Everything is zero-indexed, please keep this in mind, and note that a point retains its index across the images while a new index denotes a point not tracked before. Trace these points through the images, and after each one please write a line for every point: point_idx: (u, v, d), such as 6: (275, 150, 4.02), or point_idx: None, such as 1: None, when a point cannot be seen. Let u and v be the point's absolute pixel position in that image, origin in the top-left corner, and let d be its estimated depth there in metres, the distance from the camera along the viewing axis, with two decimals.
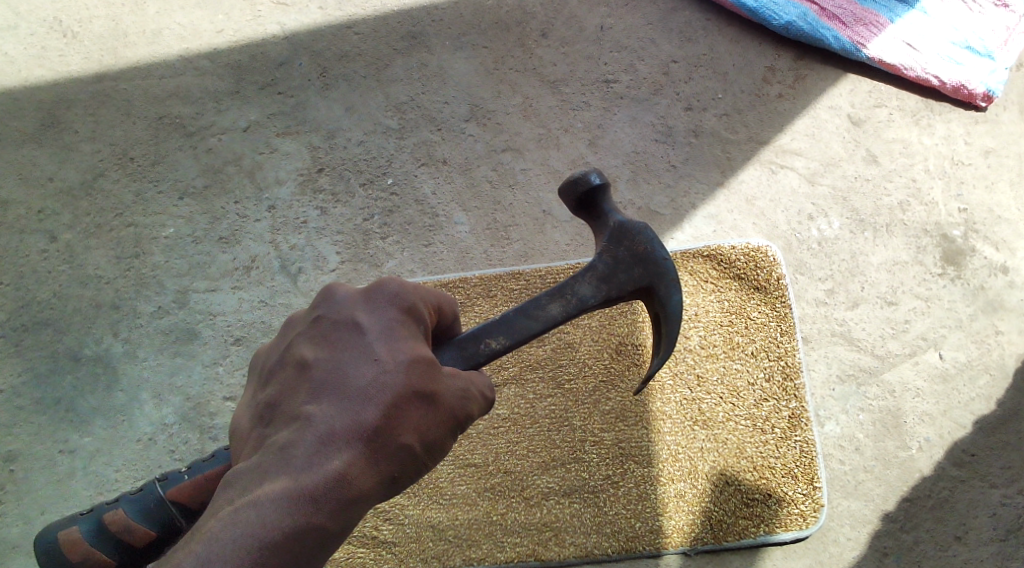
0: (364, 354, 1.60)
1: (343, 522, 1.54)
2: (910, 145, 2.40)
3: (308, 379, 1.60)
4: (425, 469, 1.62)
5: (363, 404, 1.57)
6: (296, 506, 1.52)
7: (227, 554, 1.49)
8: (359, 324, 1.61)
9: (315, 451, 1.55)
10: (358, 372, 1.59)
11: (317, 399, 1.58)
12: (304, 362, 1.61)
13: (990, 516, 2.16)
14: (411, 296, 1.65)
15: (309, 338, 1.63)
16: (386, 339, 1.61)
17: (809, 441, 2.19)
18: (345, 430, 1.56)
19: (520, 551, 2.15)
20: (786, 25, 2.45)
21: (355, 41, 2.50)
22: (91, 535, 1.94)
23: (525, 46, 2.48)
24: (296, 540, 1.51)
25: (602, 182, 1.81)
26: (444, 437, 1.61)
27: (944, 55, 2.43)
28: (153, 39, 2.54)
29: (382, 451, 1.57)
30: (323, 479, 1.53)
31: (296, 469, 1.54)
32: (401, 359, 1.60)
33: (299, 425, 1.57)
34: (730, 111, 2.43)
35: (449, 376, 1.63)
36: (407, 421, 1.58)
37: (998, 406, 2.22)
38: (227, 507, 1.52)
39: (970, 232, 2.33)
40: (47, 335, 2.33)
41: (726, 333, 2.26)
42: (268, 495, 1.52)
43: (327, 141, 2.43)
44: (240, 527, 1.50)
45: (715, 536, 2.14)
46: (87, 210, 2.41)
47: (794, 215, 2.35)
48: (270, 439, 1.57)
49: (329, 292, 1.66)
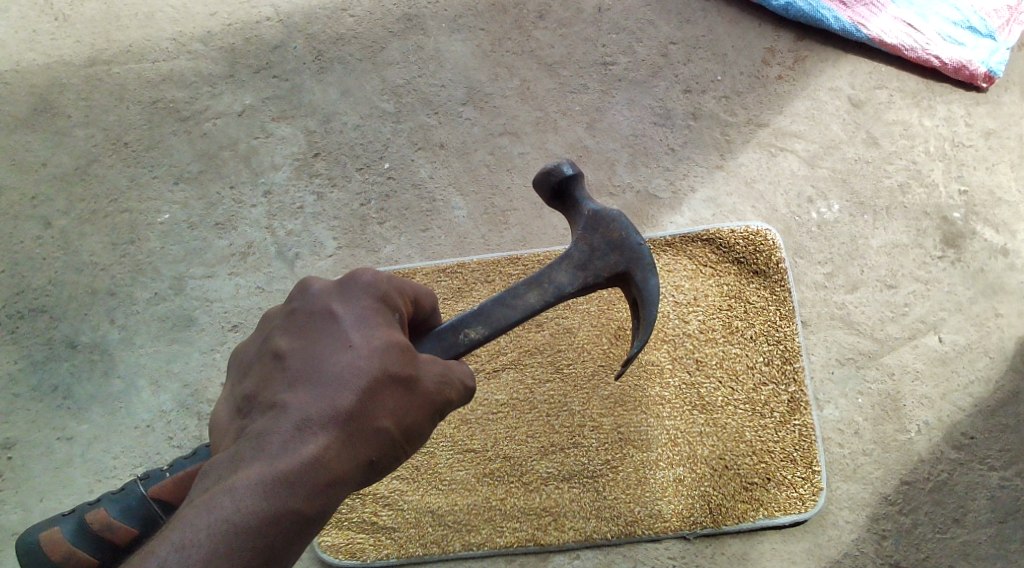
0: (339, 342, 1.59)
1: (323, 507, 1.54)
2: (911, 127, 2.38)
3: (285, 368, 1.59)
4: (403, 455, 1.61)
5: (337, 391, 1.56)
6: (276, 493, 1.51)
7: (203, 543, 1.48)
8: (336, 314, 1.60)
9: (291, 438, 1.54)
10: (334, 360, 1.58)
11: (294, 388, 1.57)
12: (280, 353, 1.60)
13: (988, 498, 2.16)
14: (385, 284, 1.64)
15: (286, 330, 1.62)
16: (360, 327, 1.60)
17: (808, 425, 2.18)
18: (321, 417, 1.55)
19: (520, 536, 2.16)
20: (786, 6, 2.43)
21: (351, 23, 2.47)
22: (72, 534, 1.94)
23: (522, 28, 2.45)
24: (278, 525, 1.51)
25: (574, 172, 1.79)
26: (423, 422, 1.61)
27: (944, 36, 2.41)
28: (146, 22, 2.50)
29: (359, 437, 1.56)
30: (300, 466, 1.52)
31: (271, 456, 1.53)
32: (378, 345, 1.59)
33: (276, 415, 1.56)
34: (730, 93, 2.41)
35: (424, 361, 1.62)
36: (385, 407, 1.57)
37: (997, 389, 2.22)
38: (207, 492, 1.51)
39: (970, 214, 2.32)
40: (42, 321, 2.31)
41: (725, 317, 2.25)
42: (243, 483, 1.51)
43: (323, 125, 2.41)
44: (217, 515, 1.49)
45: (714, 520, 2.14)
46: (82, 196, 2.39)
47: (793, 198, 2.34)
48: (248, 429, 1.56)
49: (305, 286, 1.65)
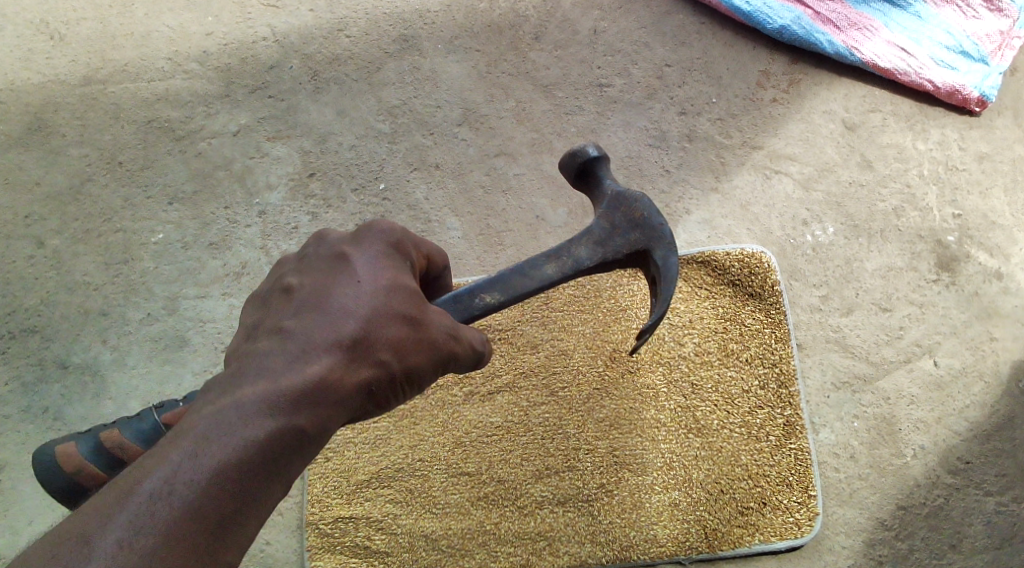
0: (350, 278, 1.60)
1: (321, 426, 1.56)
2: (905, 150, 2.39)
3: (291, 299, 1.61)
4: (403, 393, 1.63)
5: (344, 323, 1.58)
6: (272, 411, 1.53)
7: (174, 499, 1.48)
8: (349, 254, 1.62)
9: (293, 360, 1.56)
10: (340, 294, 1.59)
11: (300, 315, 1.59)
12: (287, 286, 1.62)
13: (984, 523, 2.16)
14: (397, 232, 1.66)
15: (297, 268, 1.64)
16: (372, 267, 1.62)
17: (804, 449, 2.18)
18: (326, 342, 1.57)
19: (514, 561, 2.14)
20: (780, 29, 2.44)
21: (347, 44, 2.47)
22: (86, 451, 1.87)
23: (518, 49, 2.46)
24: (262, 464, 1.52)
25: (599, 153, 1.83)
26: (425, 365, 1.63)
27: (937, 60, 2.42)
28: (141, 42, 2.49)
29: (360, 368, 1.58)
30: (300, 382, 1.55)
31: (274, 374, 1.55)
32: (386, 286, 1.61)
33: (279, 338, 1.58)
34: (725, 115, 2.41)
35: (430, 309, 1.64)
36: (387, 344, 1.59)
37: (992, 413, 2.22)
38: (181, 440, 1.51)
39: (964, 238, 2.32)
40: (34, 341, 2.30)
41: (721, 339, 2.24)
42: (231, 412, 1.52)
43: (318, 145, 2.41)
44: (190, 467, 1.49)
45: (710, 545, 2.14)
46: (75, 215, 2.38)
47: (789, 221, 2.34)
48: (252, 347, 1.58)
49: (320, 234, 1.67)
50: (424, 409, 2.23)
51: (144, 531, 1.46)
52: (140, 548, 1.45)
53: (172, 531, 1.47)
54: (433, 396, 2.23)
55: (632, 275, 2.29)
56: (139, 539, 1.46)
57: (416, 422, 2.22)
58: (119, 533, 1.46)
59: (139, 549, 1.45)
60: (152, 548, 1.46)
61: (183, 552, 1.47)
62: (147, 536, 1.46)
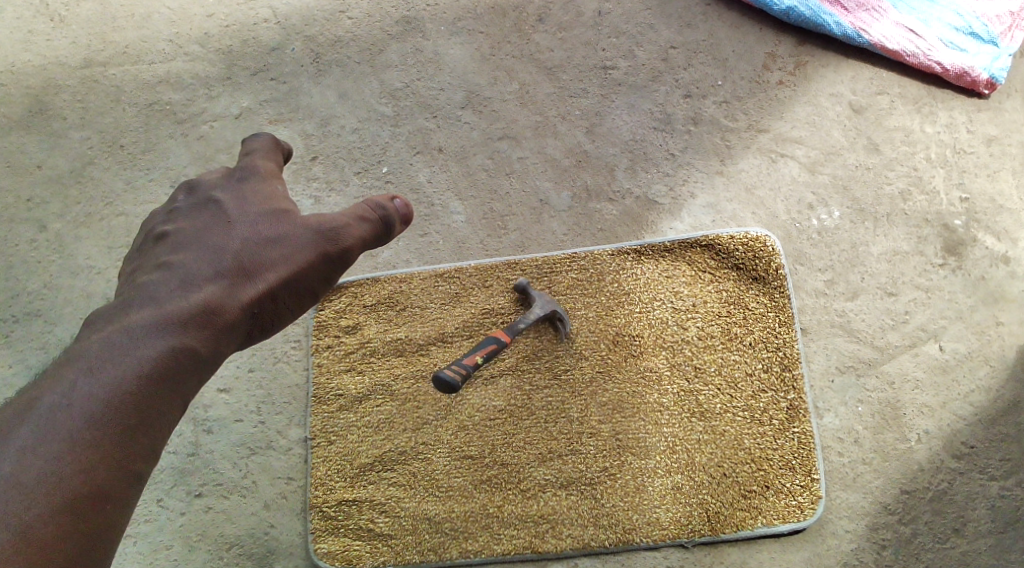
0: (219, 218, 1.68)
1: (213, 347, 1.61)
2: (912, 133, 2.36)
3: (166, 241, 1.67)
4: (287, 310, 1.70)
5: (222, 255, 1.65)
6: (164, 329, 1.57)
7: (61, 427, 1.48)
8: (212, 198, 1.70)
9: (177, 291, 1.61)
10: (215, 231, 1.67)
11: (178, 250, 1.65)
12: (163, 232, 1.68)
13: (988, 508, 2.15)
14: (262, 167, 1.74)
15: (167, 217, 1.70)
16: (236, 205, 1.69)
17: (807, 433, 2.18)
18: (205, 272, 1.63)
19: (517, 544, 2.14)
20: (787, 11, 2.41)
21: (349, 26, 2.46)
22: None
23: (522, 31, 2.44)
24: (157, 378, 1.55)
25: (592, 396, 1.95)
26: (312, 274, 1.69)
27: (946, 42, 2.39)
28: (142, 24, 2.48)
29: (243, 292, 1.65)
30: (188, 307, 1.60)
31: (159, 303, 1.59)
32: (257, 215, 1.69)
33: (162, 271, 1.63)
34: (730, 98, 2.39)
35: (305, 221, 1.70)
36: (268, 263, 1.66)
37: (997, 398, 2.21)
38: (68, 370, 1.52)
39: (971, 222, 2.30)
40: (37, 326, 2.29)
41: (724, 324, 2.24)
42: (121, 338, 1.55)
43: (320, 128, 2.39)
44: (79, 398, 1.50)
45: (712, 528, 2.14)
46: (77, 199, 2.37)
47: (794, 205, 2.32)
48: (135, 283, 1.62)
49: (188, 184, 1.74)
50: (427, 393, 2.22)
51: (36, 453, 1.46)
52: (32, 481, 1.45)
53: (63, 456, 1.47)
54: None
55: (636, 258, 2.28)
56: (32, 456, 1.46)
57: (419, 405, 2.22)
58: (9, 468, 1.45)
59: (31, 475, 1.45)
60: (43, 475, 1.45)
61: (78, 473, 1.47)
62: (38, 462, 1.46)
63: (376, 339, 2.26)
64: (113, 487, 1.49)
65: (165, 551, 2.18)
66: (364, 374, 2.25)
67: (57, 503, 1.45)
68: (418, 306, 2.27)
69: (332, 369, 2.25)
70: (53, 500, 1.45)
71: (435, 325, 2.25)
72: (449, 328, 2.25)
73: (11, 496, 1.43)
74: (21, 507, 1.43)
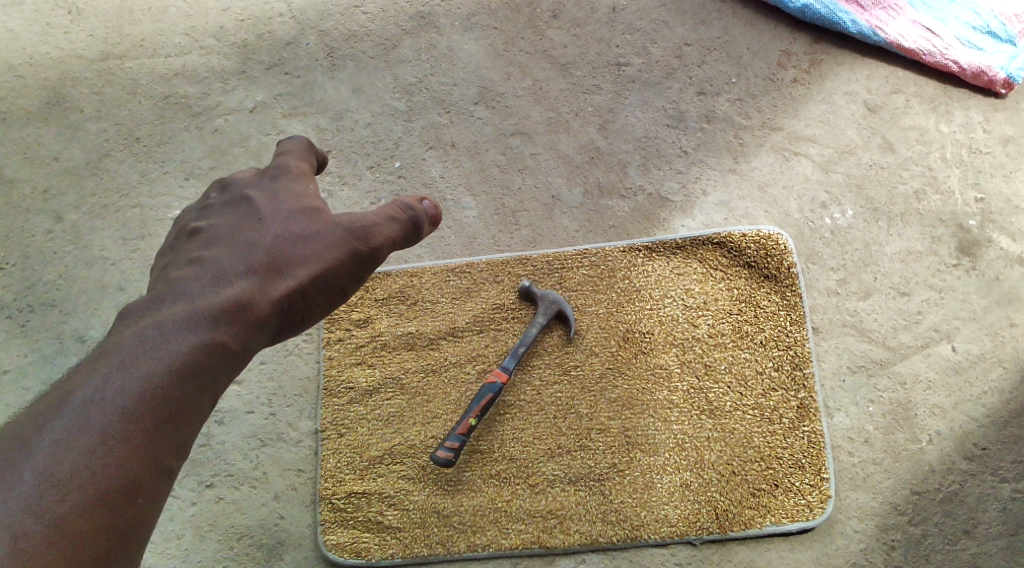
0: (251, 215, 1.70)
1: (242, 343, 1.63)
2: (927, 132, 2.35)
3: (199, 237, 1.69)
4: (319, 307, 1.71)
5: (253, 250, 1.67)
6: (195, 326, 1.60)
7: (94, 422, 1.51)
8: (245, 196, 1.73)
9: (208, 286, 1.64)
10: (247, 227, 1.69)
11: (211, 247, 1.68)
12: (196, 229, 1.71)
13: (999, 510, 2.14)
14: (294, 167, 1.77)
15: (200, 214, 1.74)
16: (269, 202, 1.72)
17: (817, 432, 2.18)
18: (236, 268, 1.66)
19: (525, 538, 2.15)
20: (803, 8, 2.40)
21: (363, 20, 2.46)
22: None
23: (536, 27, 2.44)
24: (189, 374, 1.58)
25: None
26: (342, 272, 1.70)
27: (963, 41, 2.38)
28: (158, 17, 2.50)
29: (275, 287, 1.66)
30: (218, 302, 1.62)
31: (191, 299, 1.62)
32: (288, 213, 1.71)
33: (194, 267, 1.66)
34: (744, 95, 2.38)
35: (336, 220, 1.72)
36: (299, 260, 1.68)
37: (1010, 399, 2.19)
38: (101, 364, 1.55)
39: (986, 222, 2.29)
40: (52, 316, 2.32)
41: (734, 321, 2.24)
42: (154, 333, 1.58)
43: (334, 122, 2.40)
44: (112, 393, 1.53)
45: (721, 526, 2.13)
46: (93, 190, 2.39)
47: (807, 203, 2.32)
48: (167, 278, 1.65)
49: (222, 182, 1.77)
50: (437, 387, 2.23)
51: (70, 448, 1.50)
52: (66, 475, 1.48)
53: (96, 451, 1.50)
54: (446, 374, 2.24)
55: (647, 255, 2.28)
56: (66, 450, 1.49)
57: (429, 399, 2.23)
58: (43, 462, 1.48)
59: (64, 468, 1.49)
60: (76, 470, 1.49)
61: (109, 468, 1.50)
62: (71, 457, 1.49)
63: (386, 333, 2.27)
64: (144, 482, 1.52)
65: (176, 540, 2.19)
66: (375, 367, 2.26)
67: (90, 497, 1.48)
68: (428, 301, 2.28)
69: (343, 362, 2.26)
70: (86, 495, 1.48)
71: (446, 320, 2.27)
72: (460, 323, 2.26)
73: (44, 490, 1.47)
74: (54, 500, 1.47)
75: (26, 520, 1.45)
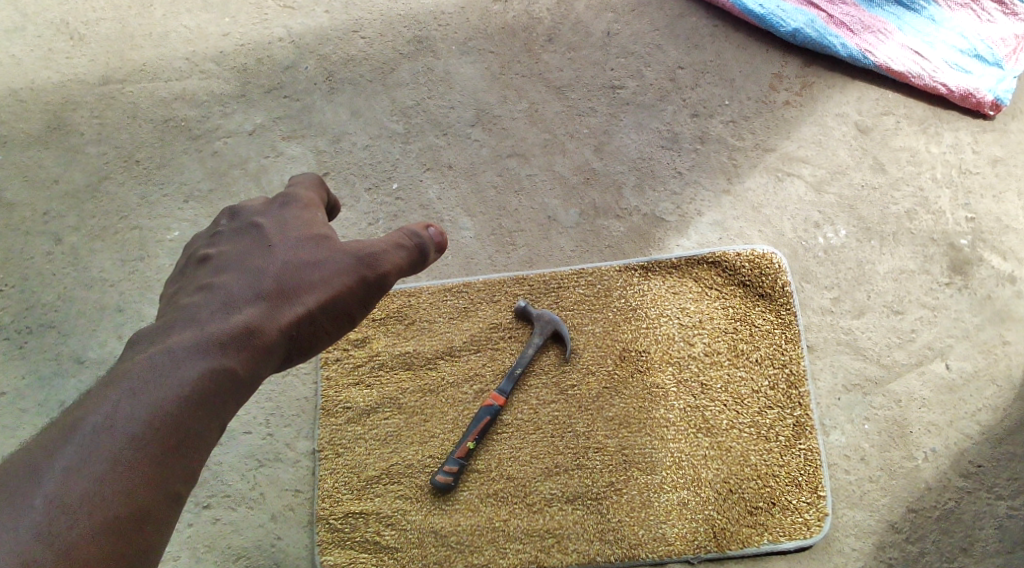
0: (260, 243, 1.73)
1: (252, 367, 1.64)
2: (918, 153, 2.38)
3: (208, 264, 1.71)
4: (326, 333, 1.73)
5: (261, 276, 1.69)
6: (203, 352, 1.61)
7: (102, 446, 1.51)
8: (254, 224, 1.75)
9: (216, 311, 1.65)
10: (256, 254, 1.71)
11: (219, 273, 1.70)
12: (207, 256, 1.73)
13: (996, 528, 2.14)
14: (303, 197, 1.80)
15: (210, 241, 1.76)
16: (277, 229, 1.74)
17: (813, 450, 2.18)
18: (244, 293, 1.67)
19: (523, 557, 2.14)
20: (793, 32, 2.44)
21: (361, 45, 2.50)
22: None
23: (531, 51, 2.48)
24: (196, 400, 1.58)
25: None
26: (348, 298, 1.73)
27: (951, 64, 2.41)
28: (160, 42, 2.53)
29: (282, 311, 1.68)
30: (227, 328, 1.64)
31: (199, 324, 1.63)
32: (297, 240, 1.73)
33: (203, 292, 1.67)
34: (737, 118, 2.42)
35: (343, 248, 1.75)
36: (306, 285, 1.70)
37: (1004, 416, 2.21)
38: (110, 388, 1.56)
39: (978, 242, 2.32)
40: (51, 337, 2.32)
41: (731, 339, 2.26)
42: (165, 359, 1.59)
43: (332, 145, 2.43)
44: (119, 420, 1.53)
45: (719, 545, 2.13)
46: (93, 213, 2.41)
47: (800, 223, 2.34)
48: (176, 304, 1.67)
49: (230, 211, 1.80)
50: (435, 407, 2.24)
51: (79, 475, 1.50)
52: (74, 501, 1.48)
53: (104, 474, 1.50)
54: (443, 394, 2.25)
55: (643, 274, 2.30)
56: (75, 477, 1.49)
57: (426, 418, 2.23)
58: (51, 485, 1.48)
59: (66, 493, 1.48)
60: (83, 495, 1.49)
61: (116, 495, 1.50)
62: (79, 480, 1.49)
63: (384, 352, 2.28)
64: (151, 503, 1.52)
65: (173, 561, 2.19)
66: (373, 387, 2.26)
67: (97, 518, 1.48)
68: (427, 321, 2.29)
69: (341, 383, 2.27)
70: (93, 518, 1.48)
71: (444, 340, 2.28)
72: (457, 343, 2.27)
73: (53, 514, 1.47)
74: (55, 523, 1.47)
75: (30, 542, 1.45)
